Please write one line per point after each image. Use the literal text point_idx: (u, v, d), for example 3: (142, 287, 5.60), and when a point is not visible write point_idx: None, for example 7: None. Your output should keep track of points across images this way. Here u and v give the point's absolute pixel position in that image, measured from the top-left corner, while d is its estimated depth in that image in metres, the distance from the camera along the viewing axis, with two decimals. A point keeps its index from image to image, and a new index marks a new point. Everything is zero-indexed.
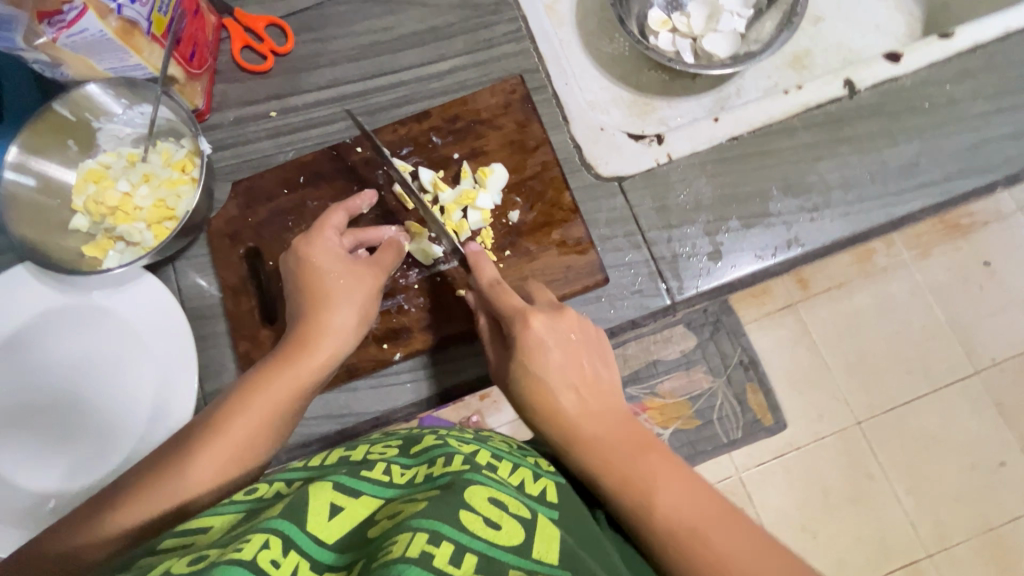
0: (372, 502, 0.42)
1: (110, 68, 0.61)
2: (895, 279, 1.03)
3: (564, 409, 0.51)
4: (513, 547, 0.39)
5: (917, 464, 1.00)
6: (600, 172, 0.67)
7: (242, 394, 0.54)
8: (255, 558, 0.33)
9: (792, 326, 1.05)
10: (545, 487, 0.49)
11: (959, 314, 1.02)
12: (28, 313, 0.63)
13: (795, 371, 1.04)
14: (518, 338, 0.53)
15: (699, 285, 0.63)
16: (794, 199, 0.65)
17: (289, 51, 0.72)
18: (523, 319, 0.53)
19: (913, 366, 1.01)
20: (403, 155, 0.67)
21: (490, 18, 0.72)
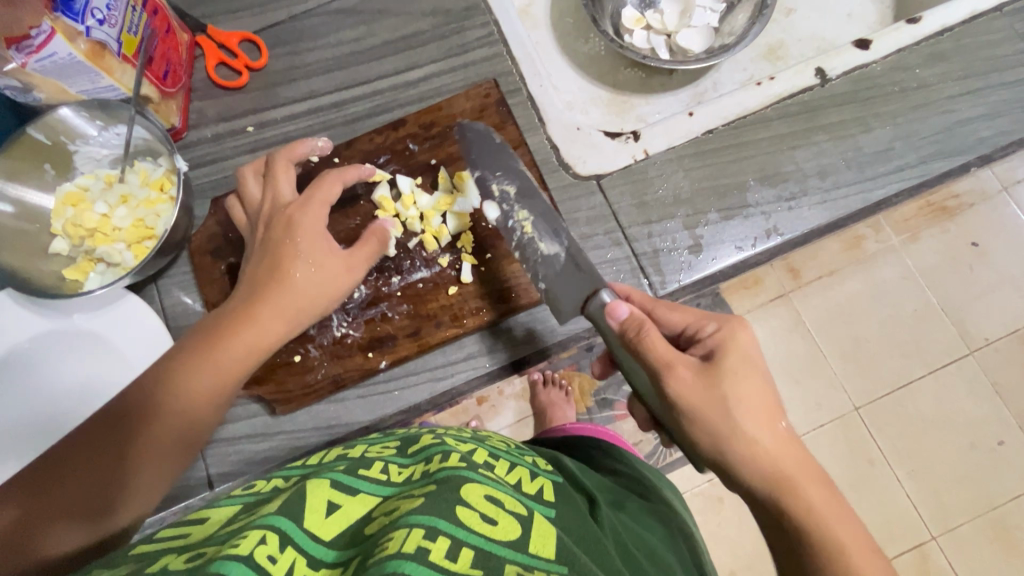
0: (368, 501, 0.42)
1: (83, 91, 0.61)
2: (883, 264, 1.04)
3: (760, 427, 0.47)
4: (510, 543, 0.39)
5: (916, 447, 1.00)
6: (578, 171, 0.67)
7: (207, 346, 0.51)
8: (252, 553, 0.32)
9: (784, 315, 1.06)
10: (542, 484, 0.50)
11: (950, 296, 1.02)
12: (10, 340, 0.62)
13: (788, 360, 1.04)
14: (717, 343, 0.50)
15: (682, 278, 0.64)
16: (771, 189, 0.65)
17: (263, 65, 0.72)
18: (729, 332, 0.51)
19: (907, 350, 1.02)
20: (380, 162, 0.66)
21: (463, 24, 0.72)
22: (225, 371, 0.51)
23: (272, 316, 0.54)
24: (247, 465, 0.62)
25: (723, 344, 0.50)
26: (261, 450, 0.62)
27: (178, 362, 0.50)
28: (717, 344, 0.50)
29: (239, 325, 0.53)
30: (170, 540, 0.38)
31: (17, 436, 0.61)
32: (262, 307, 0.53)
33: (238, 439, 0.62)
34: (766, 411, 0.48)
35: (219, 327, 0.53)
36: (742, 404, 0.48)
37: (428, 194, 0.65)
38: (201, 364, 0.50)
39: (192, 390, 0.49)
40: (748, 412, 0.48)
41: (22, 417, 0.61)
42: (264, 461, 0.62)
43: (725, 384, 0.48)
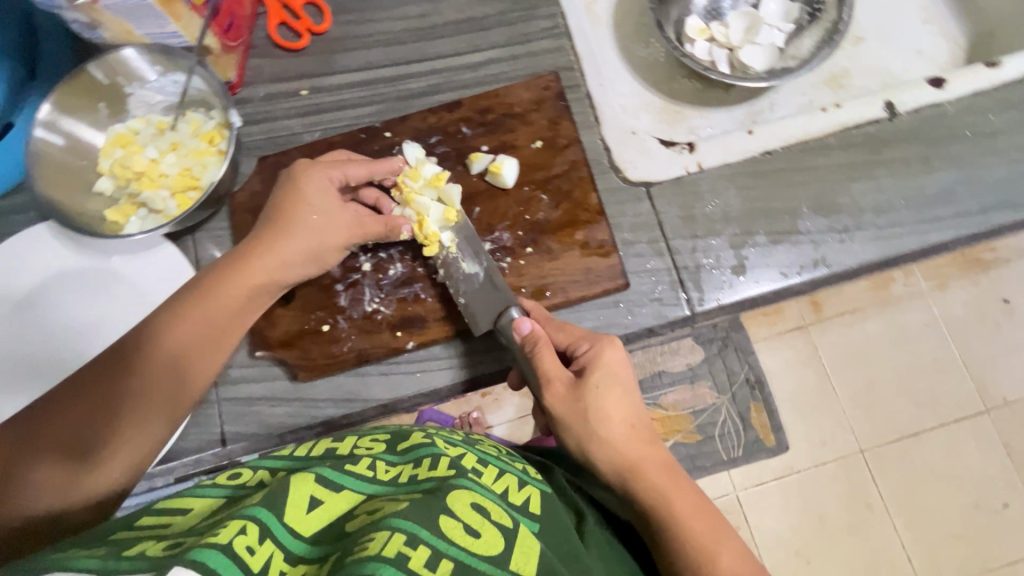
0: (352, 498, 0.42)
1: (148, 34, 0.61)
2: (908, 308, 1.02)
3: (615, 434, 0.52)
4: (491, 558, 0.39)
5: (914, 494, 0.98)
6: (627, 175, 0.66)
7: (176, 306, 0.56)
8: (231, 544, 0.33)
9: (800, 347, 1.04)
10: (529, 494, 0.49)
11: (972, 349, 1.00)
12: (48, 272, 0.63)
13: (799, 393, 1.03)
14: (586, 363, 0.54)
15: (721, 297, 0.62)
16: (824, 218, 0.63)
17: (325, 31, 0.72)
18: (599, 350, 0.54)
19: (920, 398, 1.00)
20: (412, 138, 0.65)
21: (529, 13, 0.71)
22: (199, 342, 0.55)
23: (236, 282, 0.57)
24: (261, 427, 0.62)
25: (592, 362, 0.54)
26: (277, 415, 0.62)
27: (151, 325, 0.55)
28: (585, 365, 0.54)
29: (219, 292, 0.56)
30: (150, 528, 0.38)
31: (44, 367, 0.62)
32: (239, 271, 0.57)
33: (255, 400, 0.62)
34: (631, 431, 0.53)
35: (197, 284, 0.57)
36: (606, 425, 0.52)
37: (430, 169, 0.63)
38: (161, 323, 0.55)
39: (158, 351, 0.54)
40: (601, 424, 0.52)
41: (51, 348, 0.62)
42: (278, 427, 0.62)
43: (591, 402, 0.53)
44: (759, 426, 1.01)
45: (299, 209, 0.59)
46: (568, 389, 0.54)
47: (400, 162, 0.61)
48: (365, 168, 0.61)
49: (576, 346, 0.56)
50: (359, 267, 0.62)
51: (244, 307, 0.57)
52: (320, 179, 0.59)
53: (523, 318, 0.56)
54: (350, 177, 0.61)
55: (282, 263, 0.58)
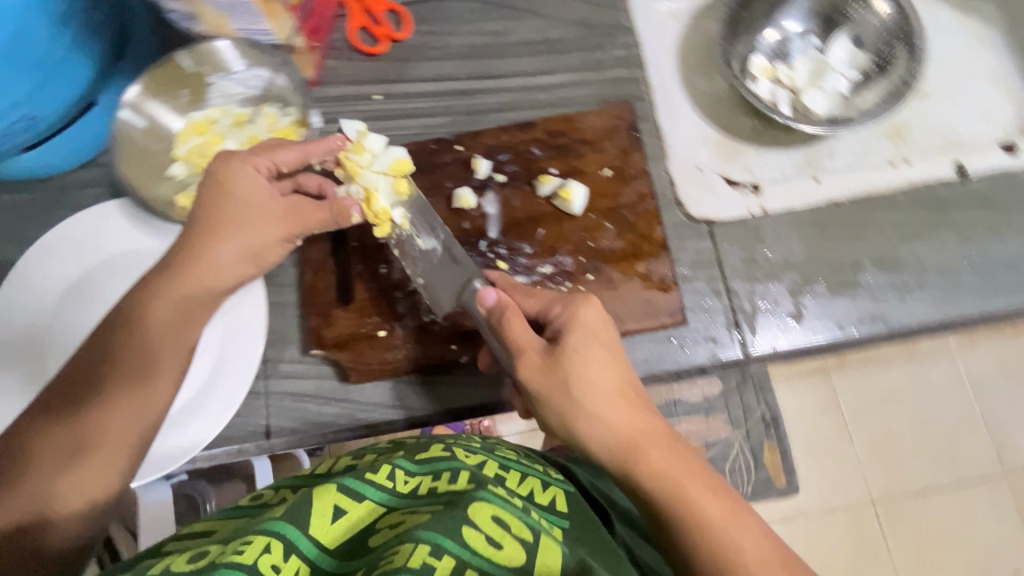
0: (374, 509, 0.42)
1: (241, 30, 0.61)
2: (936, 364, 1.10)
3: (596, 404, 0.48)
4: (517, 566, 0.37)
5: (925, 550, 1.05)
6: (690, 211, 0.66)
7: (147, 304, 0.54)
8: (256, 562, 0.34)
9: (821, 391, 1.11)
10: (555, 497, 0.49)
11: (996, 413, 1.08)
12: (113, 249, 0.65)
13: (816, 438, 1.09)
14: (563, 327, 0.51)
15: (776, 343, 0.62)
16: (887, 275, 0.63)
17: (403, 38, 0.73)
18: (574, 310, 0.52)
19: (938, 455, 1.08)
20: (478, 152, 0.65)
21: (606, 40, 0.72)
22: (169, 341, 0.54)
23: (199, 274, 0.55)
24: (305, 425, 0.62)
25: (567, 322, 0.51)
26: (323, 413, 0.62)
27: (121, 319, 0.54)
28: (562, 328, 0.51)
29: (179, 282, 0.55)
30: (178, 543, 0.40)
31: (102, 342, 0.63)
32: (193, 268, 0.55)
33: (302, 396, 0.63)
34: (618, 398, 0.49)
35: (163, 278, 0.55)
36: (587, 393, 0.49)
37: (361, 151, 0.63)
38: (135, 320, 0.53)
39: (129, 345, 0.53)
40: (580, 393, 0.49)
41: None
42: (322, 426, 0.62)
43: (570, 369, 0.49)
44: (771, 466, 1.07)
45: (227, 203, 0.56)
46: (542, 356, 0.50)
47: (337, 142, 0.59)
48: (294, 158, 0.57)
49: (552, 311, 0.53)
50: None
51: (201, 307, 0.56)
52: (245, 170, 0.56)
53: (488, 288, 0.55)
54: (282, 164, 0.58)
55: (227, 255, 0.56)
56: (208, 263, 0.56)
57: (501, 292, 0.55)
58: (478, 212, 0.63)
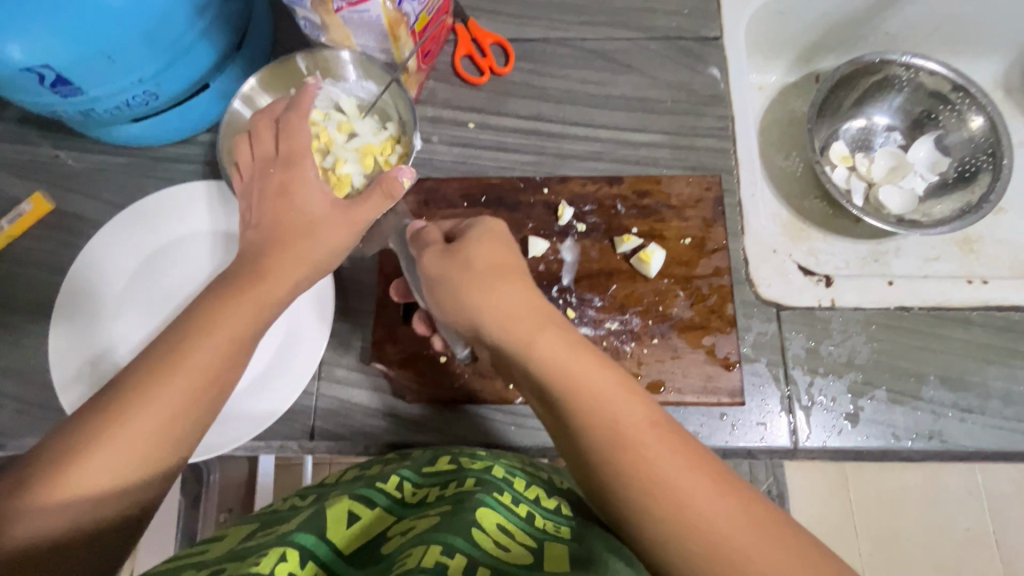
0: (386, 519, 0.48)
1: (361, 45, 0.65)
2: (955, 472, 1.14)
3: (494, 288, 0.48)
4: (527, 563, 0.42)
5: None
6: (760, 292, 0.66)
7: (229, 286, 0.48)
8: (273, 570, 0.38)
9: (835, 478, 1.15)
10: (557, 505, 0.53)
11: (1010, 535, 1.11)
12: (190, 229, 0.68)
13: (822, 524, 1.13)
14: (469, 230, 0.53)
15: (828, 440, 0.61)
16: (950, 392, 0.62)
17: (505, 73, 0.75)
18: (481, 220, 0.54)
19: (943, 564, 1.11)
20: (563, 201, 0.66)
21: (702, 109, 0.73)
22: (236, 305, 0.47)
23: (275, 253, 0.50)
24: (350, 433, 0.63)
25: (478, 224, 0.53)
26: (370, 425, 0.63)
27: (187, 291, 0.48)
28: (466, 232, 0.53)
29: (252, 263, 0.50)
30: (193, 558, 0.44)
31: (157, 300, 0.66)
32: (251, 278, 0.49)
33: (352, 404, 0.64)
34: (507, 276, 0.49)
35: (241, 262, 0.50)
36: (477, 267, 0.49)
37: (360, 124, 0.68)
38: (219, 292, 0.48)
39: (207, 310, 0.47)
40: (478, 279, 0.49)
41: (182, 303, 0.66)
42: (367, 437, 0.63)
43: (468, 255, 0.50)
44: None
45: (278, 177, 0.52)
46: (445, 248, 0.51)
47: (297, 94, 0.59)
48: (249, 150, 0.55)
49: (461, 223, 0.55)
50: None
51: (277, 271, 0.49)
52: (250, 141, 0.55)
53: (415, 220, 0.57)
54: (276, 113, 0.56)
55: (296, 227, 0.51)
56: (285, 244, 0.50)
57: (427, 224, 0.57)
58: (555, 257, 0.64)
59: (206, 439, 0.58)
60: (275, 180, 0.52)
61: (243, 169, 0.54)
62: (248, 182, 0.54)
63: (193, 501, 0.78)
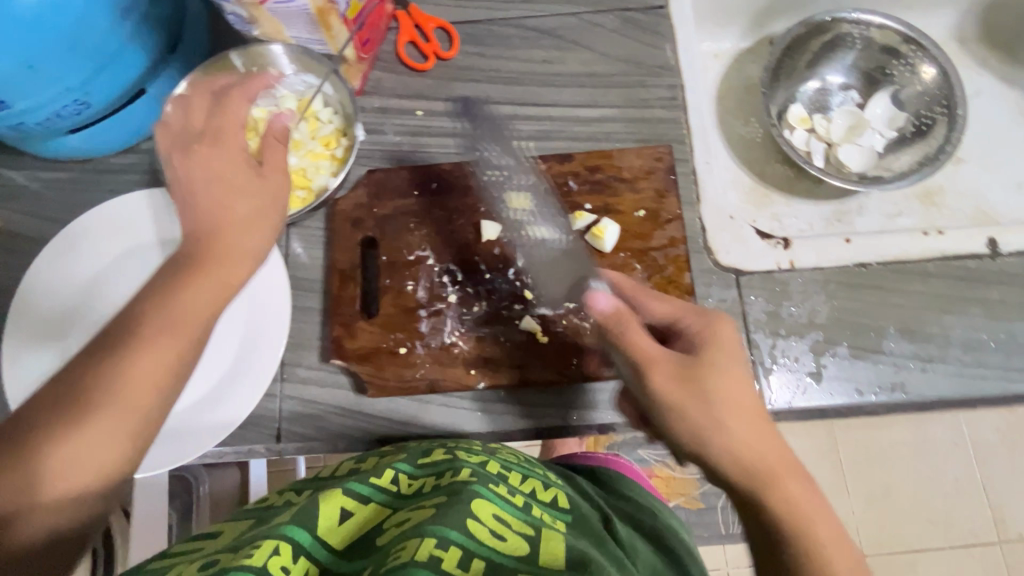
0: (379, 511, 0.48)
1: (295, 37, 0.63)
2: (942, 425, 1.16)
3: (738, 429, 0.47)
4: (520, 555, 0.42)
5: None
6: (719, 259, 0.66)
7: (176, 286, 0.45)
8: (266, 564, 0.39)
9: (825, 440, 1.16)
10: (553, 496, 0.53)
11: (997, 482, 1.13)
12: (139, 236, 0.66)
13: (815, 487, 1.14)
14: (699, 342, 0.50)
15: (793, 400, 0.62)
16: (910, 343, 0.63)
17: (450, 57, 0.74)
18: (713, 326, 0.51)
19: (936, 518, 1.12)
20: (517, 189, 0.66)
21: (651, 80, 0.72)
22: (188, 312, 0.45)
23: (218, 246, 0.48)
24: (319, 431, 0.63)
25: (710, 339, 0.50)
26: (336, 422, 0.63)
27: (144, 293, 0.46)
28: (706, 346, 0.50)
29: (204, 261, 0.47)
30: (185, 551, 0.44)
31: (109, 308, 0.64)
32: (197, 278, 0.46)
33: (317, 403, 0.63)
34: (752, 419, 0.48)
35: (194, 252, 0.47)
36: (719, 402, 0.47)
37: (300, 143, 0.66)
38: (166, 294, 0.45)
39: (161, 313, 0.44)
40: (750, 425, 0.48)
41: None
42: (334, 435, 0.62)
43: (710, 384, 0.48)
44: None
45: (222, 162, 0.50)
46: (711, 386, 0.48)
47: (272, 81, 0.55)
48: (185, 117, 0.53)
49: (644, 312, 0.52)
50: (445, 298, 0.63)
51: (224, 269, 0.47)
52: (187, 114, 0.53)
53: (602, 294, 0.53)
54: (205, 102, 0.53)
55: (236, 219, 0.49)
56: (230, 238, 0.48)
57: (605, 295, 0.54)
58: (509, 240, 0.64)
59: (168, 447, 0.58)
60: (202, 155, 0.51)
61: (171, 133, 0.52)
62: (172, 150, 0.52)
63: (184, 513, 0.77)
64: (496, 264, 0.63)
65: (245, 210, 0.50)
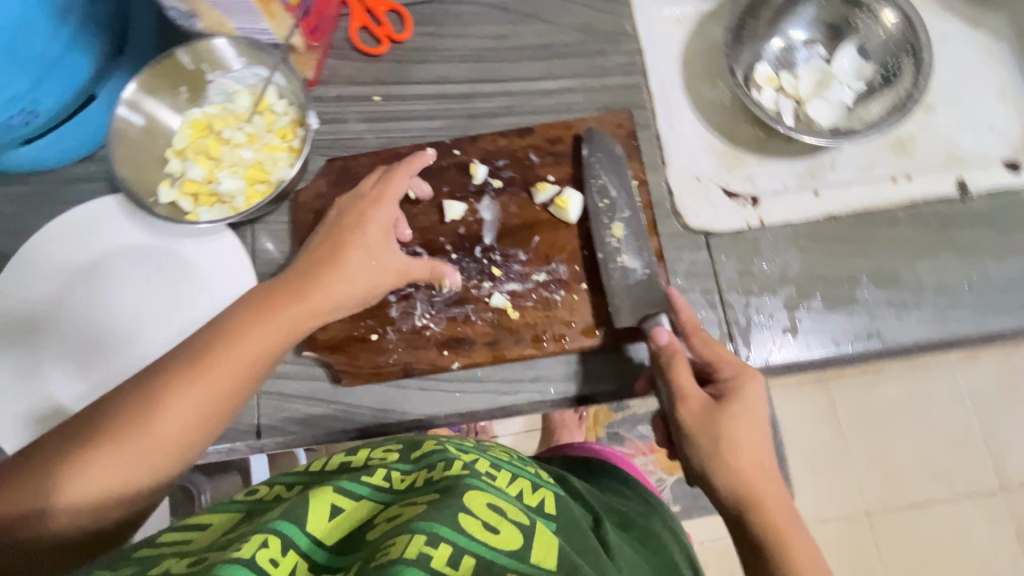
0: (372, 506, 0.42)
1: (239, 28, 0.62)
2: (938, 377, 1.16)
3: (746, 473, 0.49)
4: (513, 552, 0.38)
5: (915, 564, 1.11)
6: (688, 222, 0.66)
7: (248, 328, 0.51)
8: (255, 556, 0.33)
9: (821, 401, 1.16)
10: (543, 498, 0.48)
11: (996, 430, 1.13)
12: (103, 245, 0.65)
13: (814, 449, 1.15)
14: (725, 390, 0.51)
15: (769, 357, 0.61)
16: (883, 291, 0.63)
17: (404, 40, 0.73)
18: (743, 381, 0.52)
19: (937, 472, 1.13)
20: (622, 216, 0.61)
21: (608, 47, 0.71)
22: (251, 360, 0.50)
23: (294, 321, 0.53)
24: (298, 425, 0.62)
25: (734, 393, 0.51)
26: (315, 414, 0.62)
27: (222, 330, 0.50)
28: (727, 395, 0.51)
29: (278, 314, 0.52)
30: (173, 544, 0.39)
31: (80, 319, 0.64)
32: (259, 322, 0.51)
33: (293, 397, 0.63)
34: (761, 471, 0.50)
35: (271, 300, 0.53)
36: (730, 445, 0.49)
37: (255, 135, 0.66)
38: (241, 336, 0.50)
39: (240, 353, 0.49)
40: (753, 478, 0.49)
41: (106, 319, 0.64)
42: (314, 427, 0.62)
43: (726, 430, 0.50)
44: None
45: (347, 242, 0.57)
46: (724, 433, 0.49)
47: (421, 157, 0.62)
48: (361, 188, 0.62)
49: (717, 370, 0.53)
50: (414, 281, 0.62)
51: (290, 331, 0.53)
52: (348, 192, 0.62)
53: (661, 329, 0.55)
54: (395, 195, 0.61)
55: (333, 305, 0.55)
56: (310, 300, 0.54)
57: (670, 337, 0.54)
58: (474, 218, 0.63)
59: None
60: (339, 222, 0.59)
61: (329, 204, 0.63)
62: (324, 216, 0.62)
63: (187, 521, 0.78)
64: (461, 244, 0.63)
65: (347, 269, 0.56)
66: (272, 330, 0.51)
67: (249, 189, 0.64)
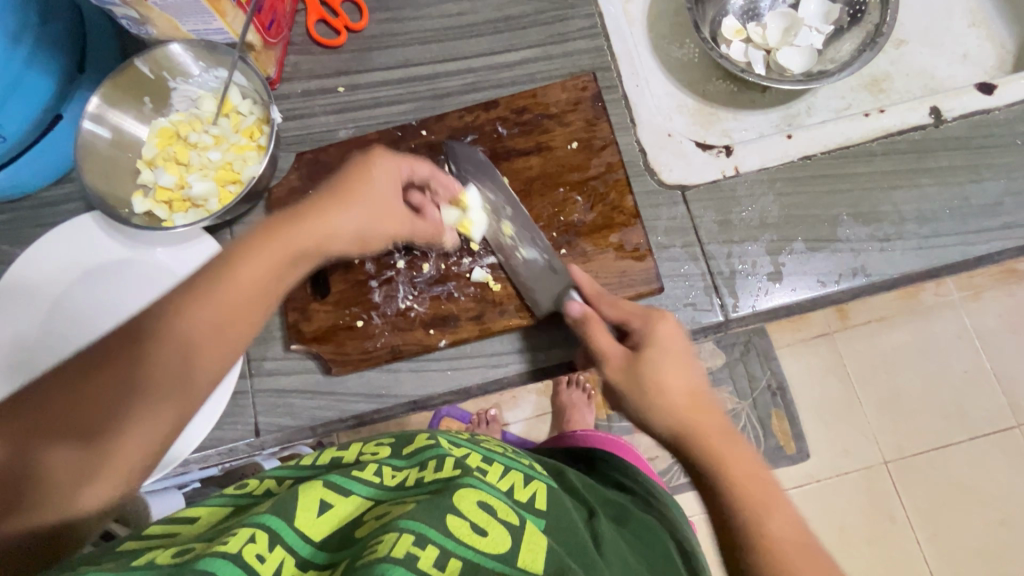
0: (360, 503, 0.41)
1: (193, 30, 0.62)
2: (939, 317, 1.15)
3: (674, 402, 0.50)
4: (499, 555, 0.37)
5: (939, 509, 1.09)
6: (663, 179, 0.65)
7: (258, 246, 0.49)
8: (240, 551, 0.33)
9: (825, 354, 1.16)
10: (534, 492, 0.47)
11: (1004, 364, 1.12)
12: (87, 262, 0.66)
13: (824, 403, 1.14)
14: (642, 338, 0.53)
15: (756, 304, 0.61)
16: (865, 227, 0.62)
17: (362, 28, 0.72)
18: (652, 325, 0.54)
19: (948, 412, 1.12)
20: (506, 214, 0.63)
21: (567, 12, 0.71)
22: (260, 293, 0.47)
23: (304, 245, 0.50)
24: (295, 419, 0.63)
25: (647, 338, 0.53)
26: (310, 407, 0.63)
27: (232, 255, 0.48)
28: (647, 339, 0.53)
29: (288, 237, 0.50)
30: (158, 538, 0.39)
31: (69, 337, 0.64)
32: (266, 247, 0.48)
33: (288, 392, 0.63)
34: (697, 405, 0.50)
35: (287, 220, 0.51)
36: (652, 386, 0.50)
37: (223, 137, 0.66)
38: (255, 256, 0.48)
39: (249, 275, 0.47)
40: (683, 410, 0.50)
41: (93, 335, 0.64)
42: (311, 419, 0.63)
43: (646, 372, 0.51)
44: (780, 433, 1.14)
45: (360, 181, 0.54)
46: (644, 375, 0.51)
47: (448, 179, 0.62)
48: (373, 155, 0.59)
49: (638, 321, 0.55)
50: (394, 265, 0.63)
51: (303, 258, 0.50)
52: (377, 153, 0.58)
53: (572, 300, 0.57)
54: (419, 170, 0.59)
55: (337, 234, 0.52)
56: (322, 231, 0.51)
57: (583, 307, 0.57)
58: None
59: None
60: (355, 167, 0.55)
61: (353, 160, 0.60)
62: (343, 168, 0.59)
63: None
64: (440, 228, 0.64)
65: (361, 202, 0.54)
66: (285, 261, 0.49)
67: (222, 190, 0.65)
